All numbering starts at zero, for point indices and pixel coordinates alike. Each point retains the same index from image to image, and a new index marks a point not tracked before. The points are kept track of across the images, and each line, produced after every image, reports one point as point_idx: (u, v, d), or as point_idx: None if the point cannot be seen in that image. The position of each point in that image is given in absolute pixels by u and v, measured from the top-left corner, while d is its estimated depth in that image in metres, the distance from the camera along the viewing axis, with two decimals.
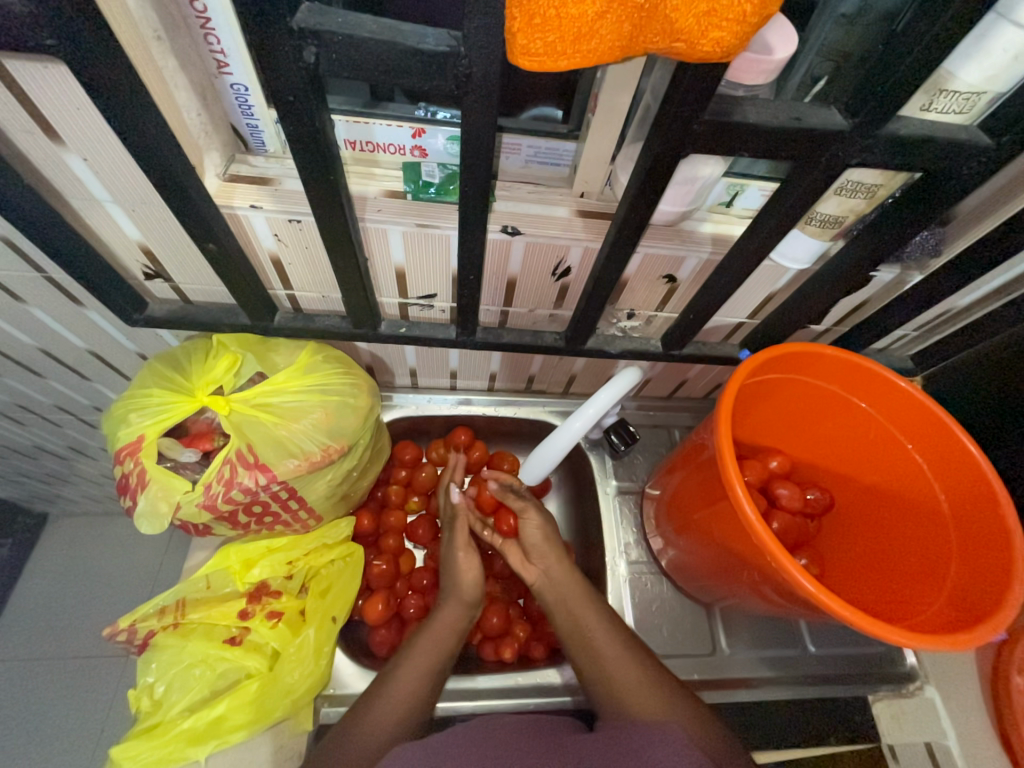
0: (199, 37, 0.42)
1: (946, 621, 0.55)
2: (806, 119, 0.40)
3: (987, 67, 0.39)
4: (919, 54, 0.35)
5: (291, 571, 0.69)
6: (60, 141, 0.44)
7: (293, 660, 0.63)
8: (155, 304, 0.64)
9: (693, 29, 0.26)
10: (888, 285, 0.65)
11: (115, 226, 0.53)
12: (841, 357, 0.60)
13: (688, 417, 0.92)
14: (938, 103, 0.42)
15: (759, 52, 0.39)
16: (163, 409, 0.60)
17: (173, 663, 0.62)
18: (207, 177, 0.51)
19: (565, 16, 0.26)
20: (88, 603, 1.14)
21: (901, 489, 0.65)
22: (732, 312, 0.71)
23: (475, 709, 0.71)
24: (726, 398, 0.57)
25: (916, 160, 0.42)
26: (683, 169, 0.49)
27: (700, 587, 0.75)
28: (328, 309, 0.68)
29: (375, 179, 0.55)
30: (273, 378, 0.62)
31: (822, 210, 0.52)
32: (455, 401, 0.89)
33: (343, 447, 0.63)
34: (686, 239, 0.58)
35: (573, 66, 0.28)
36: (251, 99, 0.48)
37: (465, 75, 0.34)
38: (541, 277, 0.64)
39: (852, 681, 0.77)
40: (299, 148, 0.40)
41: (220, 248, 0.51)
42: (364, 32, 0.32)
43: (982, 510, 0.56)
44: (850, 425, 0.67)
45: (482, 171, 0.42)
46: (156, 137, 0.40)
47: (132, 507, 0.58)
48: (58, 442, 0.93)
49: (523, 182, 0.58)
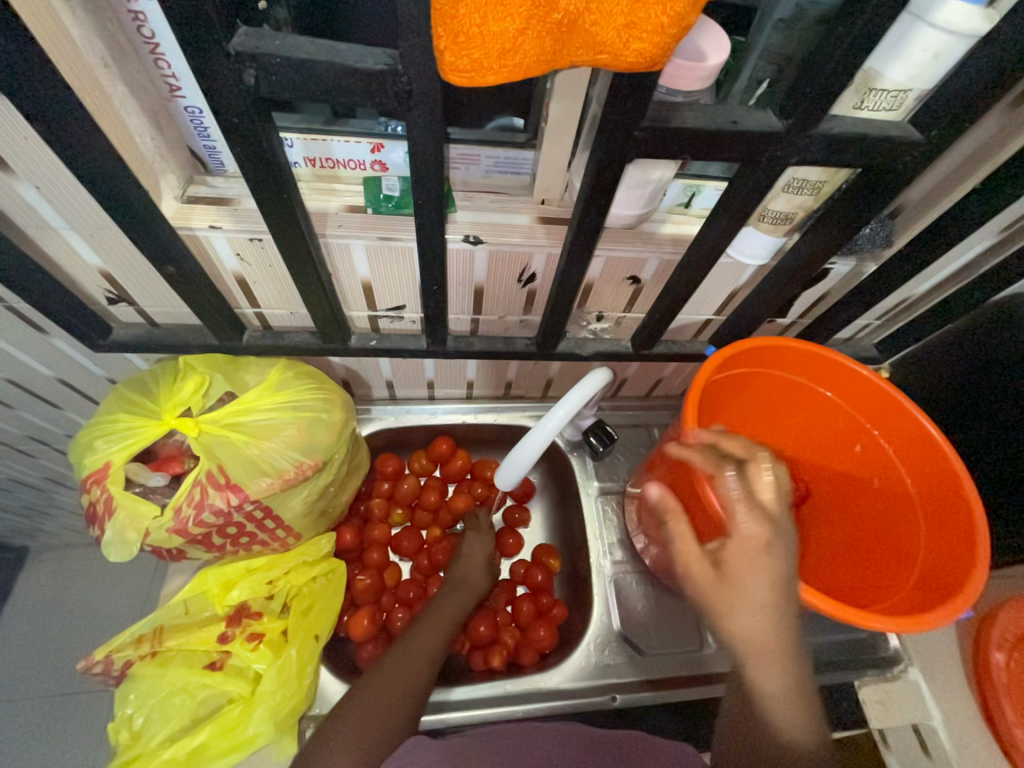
0: (148, 62, 0.43)
1: (918, 601, 0.56)
2: (743, 122, 0.41)
3: (910, 66, 0.40)
4: (840, 58, 0.36)
5: (271, 591, 0.68)
6: (10, 172, 0.44)
7: (276, 681, 0.62)
8: (121, 328, 0.64)
9: (615, 41, 0.27)
10: (845, 277, 0.67)
11: (73, 252, 0.53)
12: (802, 349, 0.62)
13: (666, 415, 0.93)
14: (869, 101, 0.43)
15: (693, 60, 0.40)
16: (131, 433, 0.59)
17: (151, 693, 0.61)
18: (164, 200, 0.51)
19: (488, 34, 0.27)
20: (71, 636, 1.12)
21: (871, 475, 0.66)
22: (698, 311, 0.72)
23: (464, 721, 0.71)
24: (693, 393, 0.57)
25: (853, 157, 0.44)
26: (634, 173, 0.50)
27: (684, 584, 0.76)
28: (298, 325, 0.68)
29: (336, 195, 0.55)
30: (243, 398, 0.62)
31: (773, 208, 0.54)
32: (435, 410, 0.89)
33: (317, 462, 0.63)
34: (647, 240, 0.59)
35: (501, 81, 0.29)
36: (205, 122, 0.48)
37: (406, 91, 0.35)
38: (508, 283, 0.65)
39: (836, 667, 0.78)
40: (250, 166, 0.40)
41: (180, 271, 0.51)
42: (303, 54, 0.33)
43: (945, 488, 0.58)
44: (820, 414, 0.69)
45: (434, 180, 0.43)
46: (103, 163, 0.40)
47: (100, 536, 0.57)
48: (32, 474, 0.92)
49: (485, 191, 0.58)
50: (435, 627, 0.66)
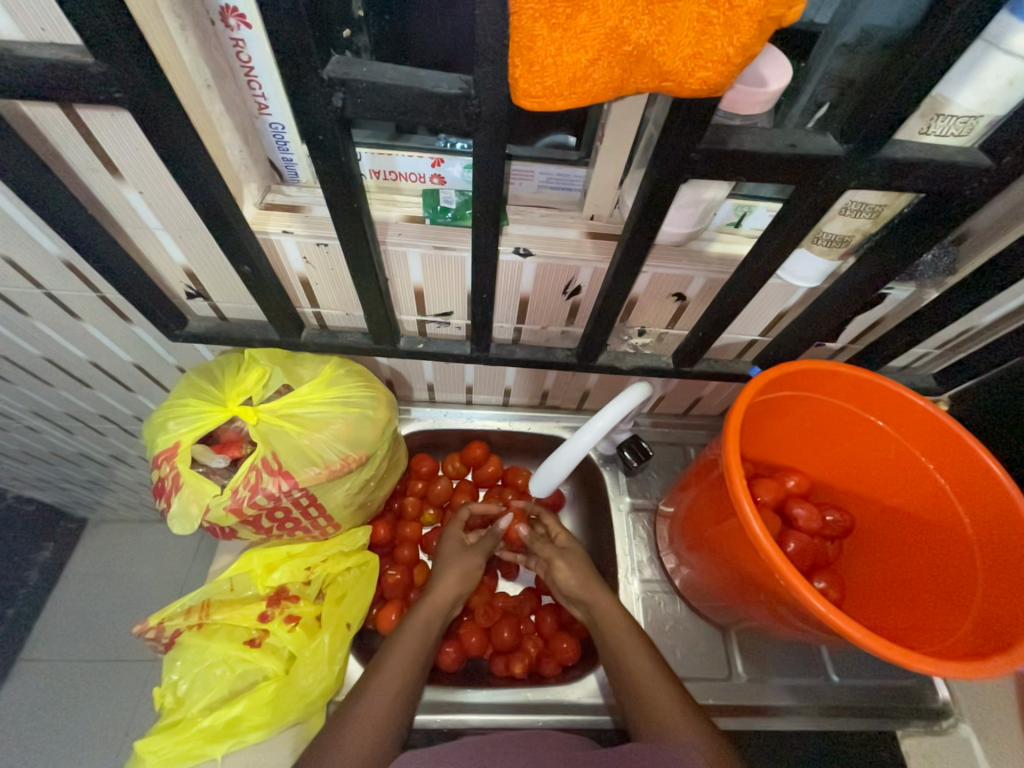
0: (243, 83, 0.47)
1: (972, 648, 0.53)
2: (802, 145, 0.41)
3: (982, 93, 0.40)
4: (906, 84, 0.36)
5: (309, 577, 0.71)
6: (120, 178, 0.49)
7: (309, 664, 0.65)
8: (195, 321, 0.69)
9: (681, 70, 0.29)
10: (903, 303, 0.64)
11: (163, 250, 0.59)
12: (853, 375, 0.60)
13: (703, 434, 0.92)
14: (936, 126, 0.43)
15: (753, 84, 0.41)
16: (198, 417, 0.64)
17: (196, 662, 0.65)
18: (246, 206, 0.55)
19: (562, 63, 0.29)
20: (121, 604, 1.20)
21: (923, 510, 0.63)
22: (743, 330, 0.71)
23: (485, 724, 0.71)
24: (734, 413, 0.57)
25: (917, 182, 0.43)
26: (686, 192, 0.51)
27: (715, 608, 0.74)
28: (351, 325, 0.72)
29: (397, 205, 0.59)
30: (298, 391, 0.66)
31: (828, 230, 0.53)
32: (472, 415, 0.91)
33: (361, 456, 0.66)
34: (694, 259, 0.59)
35: (570, 106, 0.31)
36: (286, 136, 0.52)
37: (475, 113, 0.38)
38: (552, 295, 0.66)
39: (878, 713, 0.74)
40: (327, 178, 0.44)
41: (254, 270, 0.56)
42: (386, 79, 0.36)
43: (1007, 530, 0.54)
44: (869, 443, 0.66)
45: (492, 195, 0.45)
46: (200, 173, 0.45)
47: (166, 509, 0.62)
48: (101, 450, 1.00)
49: (536, 205, 0.60)
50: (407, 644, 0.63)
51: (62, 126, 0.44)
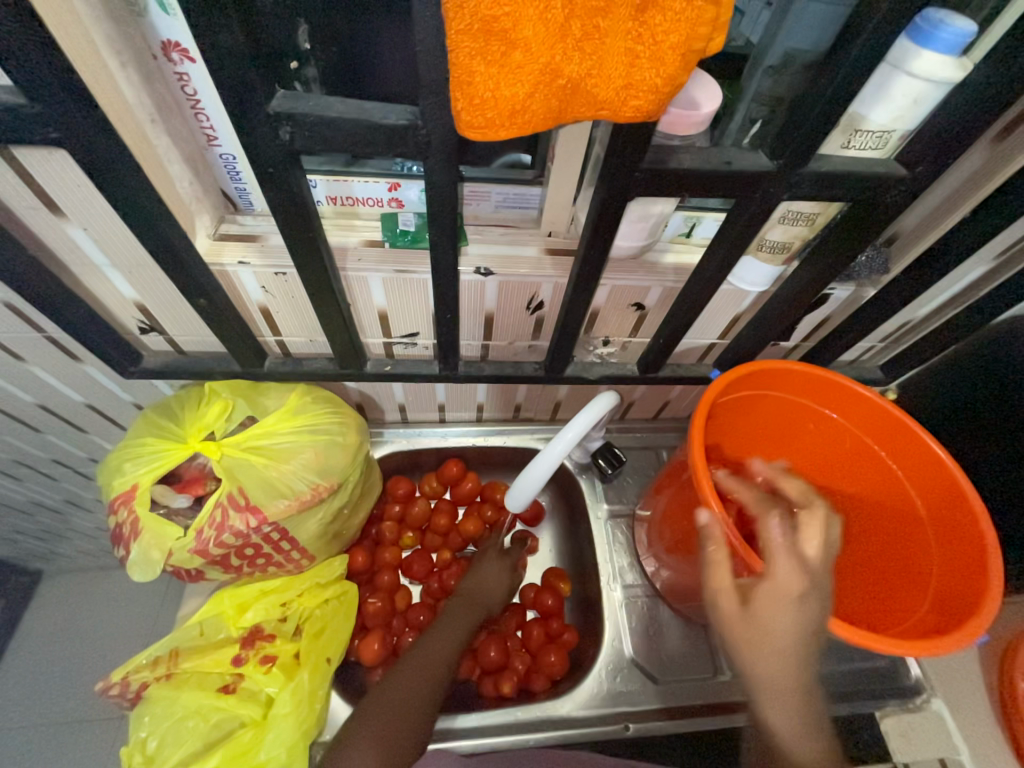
0: (189, 115, 0.47)
1: (931, 624, 0.56)
2: (736, 162, 0.44)
3: (892, 109, 0.43)
4: (824, 105, 0.39)
5: (284, 613, 0.69)
6: (62, 216, 0.48)
7: (288, 705, 0.62)
8: (150, 356, 0.67)
9: (614, 99, 0.31)
10: (846, 301, 0.68)
11: (112, 286, 0.57)
12: (807, 373, 0.63)
13: (674, 437, 0.94)
14: (856, 140, 0.46)
15: (687, 107, 0.44)
16: (156, 458, 0.62)
17: (165, 716, 0.61)
18: (198, 238, 0.54)
19: (501, 97, 0.30)
20: (83, 661, 1.12)
21: (880, 496, 0.66)
22: (702, 335, 0.74)
23: (477, 748, 0.69)
24: (697, 417, 0.59)
25: (844, 191, 0.47)
26: (635, 208, 0.53)
27: (695, 608, 0.75)
28: (316, 351, 0.71)
29: (355, 230, 0.59)
30: (264, 422, 0.65)
31: (770, 238, 0.56)
32: (445, 433, 0.91)
33: (332, 485, 0.65)
34: (650, 270, 0.62)
35: (512, 135, 0.32)
36: (238, 166, 0.52)
37: (424, 142, 0.39)
38: (517, 310, 0.67)
39: (858, 697, 0.76)
40: (281, 208, 0.44)
41: (210, 302, 0.55)
42: (333, 112, 0.37)
43: (955, 509, 0.58)
44: (826, 436, 0.69)
45: (449, 218, 0.46)
46: (147, 208, 0.44)
47: (125, 557, 0.60)
48: (54, 497, 0.94)
49: (495, 225, 0.62)
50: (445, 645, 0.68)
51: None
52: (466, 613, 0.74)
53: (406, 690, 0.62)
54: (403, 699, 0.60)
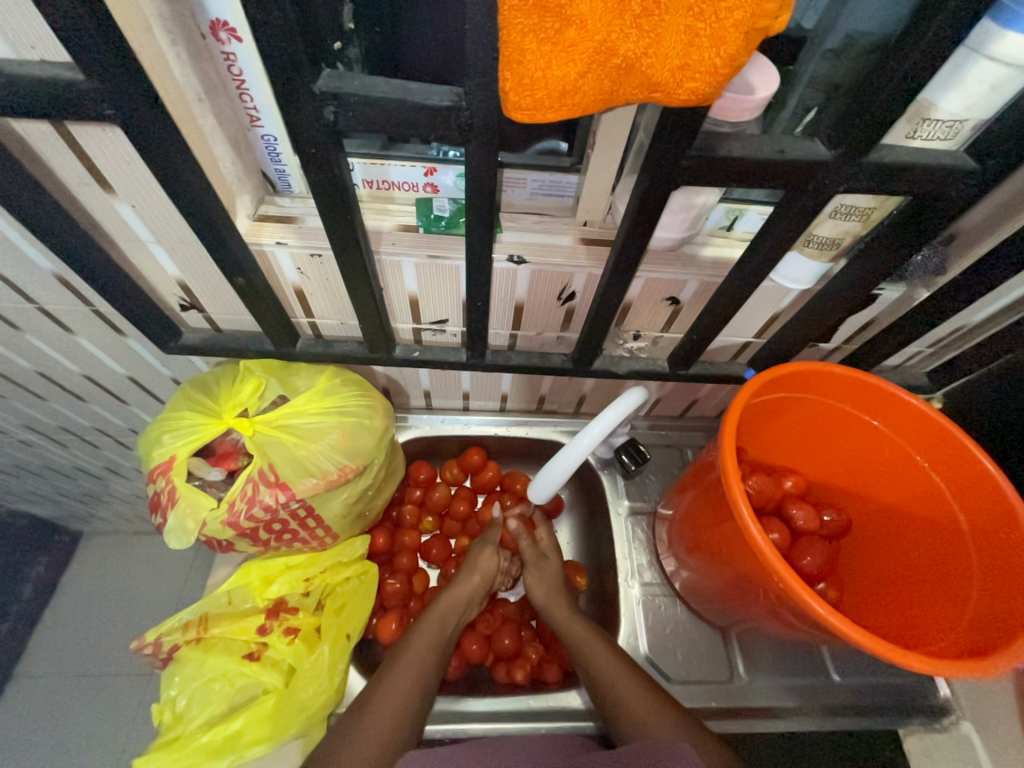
0: (234, 94, 0.47)
1: (969, 645, 0.53)
2: (790, 151, 0.42)
3: (967, 97, 0.40)
4: (892, 91, 0.37)
5: (307, 588, 0.71)
6: (112, 192, 0.49)
7: (308, 676, 0.65)
8: (189, 332, 0.69)
9: (669, 81, 0.29)
10: (895, 303, 0.65)
11: (155, 263, 0.59)
12: (850, 376, 0.60)
13: (701, 436, 0.92)
14: (923, 130, 0.43)
15: (742, 92, 0.42)
16: (192, 431, 0.64)
17: (194, 677, 0.64)
18: (238, 218, 0.55)
19: (551, 76, 0.29)
20: (118, 618, 1.18)
21: (920, 508, 0.64)
22: (738, 332, 0.72)
23: (487, 732, 0.71)
24: (730, 416, 0.57)
25: (905, 185, 0.44)
26: (678, 198, 0.52)
27: (716, 610, 0.74)
28: (346, 334, 0.71)
29: (390, 214, 0.58)
30: (295, 401, 0.66)
31: (819, 233, 0.54)
32: (468, 421, 0.91)
33: (358, 466, 0.66)
34: (687, 263, 0.60)
35: (560, 117, 0.31)
36: (279, 148, 0.52)
37: (466, 124, 0.38)
38: (547, 301, 0.66)
39: (880, 713, 0.74)
40: (320, 189, 0.44)
41: (248, 282, 0.56)
42: (377, 92, 0.36)
43: (1003, 527, 0.55)
44: (865, 442, 0.66)
45: (486, 204, 0.45)
46: (192, 186, 0.45)
47: (161, 524, 0.62)
48: (95, 463, 0.99)
49: (530, 212, 0.61)
50: (422, 646, 0.65)
51: (53, 142, 0.44)
52: (445, 612, 0.70)
53: (381, 699, 0.59)
54: (378, 711, 0.58)
